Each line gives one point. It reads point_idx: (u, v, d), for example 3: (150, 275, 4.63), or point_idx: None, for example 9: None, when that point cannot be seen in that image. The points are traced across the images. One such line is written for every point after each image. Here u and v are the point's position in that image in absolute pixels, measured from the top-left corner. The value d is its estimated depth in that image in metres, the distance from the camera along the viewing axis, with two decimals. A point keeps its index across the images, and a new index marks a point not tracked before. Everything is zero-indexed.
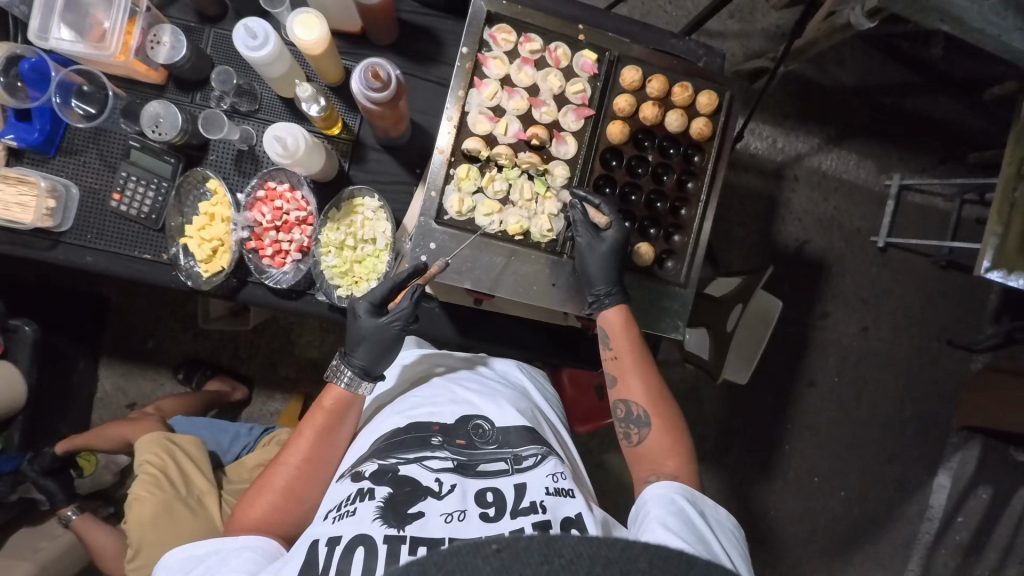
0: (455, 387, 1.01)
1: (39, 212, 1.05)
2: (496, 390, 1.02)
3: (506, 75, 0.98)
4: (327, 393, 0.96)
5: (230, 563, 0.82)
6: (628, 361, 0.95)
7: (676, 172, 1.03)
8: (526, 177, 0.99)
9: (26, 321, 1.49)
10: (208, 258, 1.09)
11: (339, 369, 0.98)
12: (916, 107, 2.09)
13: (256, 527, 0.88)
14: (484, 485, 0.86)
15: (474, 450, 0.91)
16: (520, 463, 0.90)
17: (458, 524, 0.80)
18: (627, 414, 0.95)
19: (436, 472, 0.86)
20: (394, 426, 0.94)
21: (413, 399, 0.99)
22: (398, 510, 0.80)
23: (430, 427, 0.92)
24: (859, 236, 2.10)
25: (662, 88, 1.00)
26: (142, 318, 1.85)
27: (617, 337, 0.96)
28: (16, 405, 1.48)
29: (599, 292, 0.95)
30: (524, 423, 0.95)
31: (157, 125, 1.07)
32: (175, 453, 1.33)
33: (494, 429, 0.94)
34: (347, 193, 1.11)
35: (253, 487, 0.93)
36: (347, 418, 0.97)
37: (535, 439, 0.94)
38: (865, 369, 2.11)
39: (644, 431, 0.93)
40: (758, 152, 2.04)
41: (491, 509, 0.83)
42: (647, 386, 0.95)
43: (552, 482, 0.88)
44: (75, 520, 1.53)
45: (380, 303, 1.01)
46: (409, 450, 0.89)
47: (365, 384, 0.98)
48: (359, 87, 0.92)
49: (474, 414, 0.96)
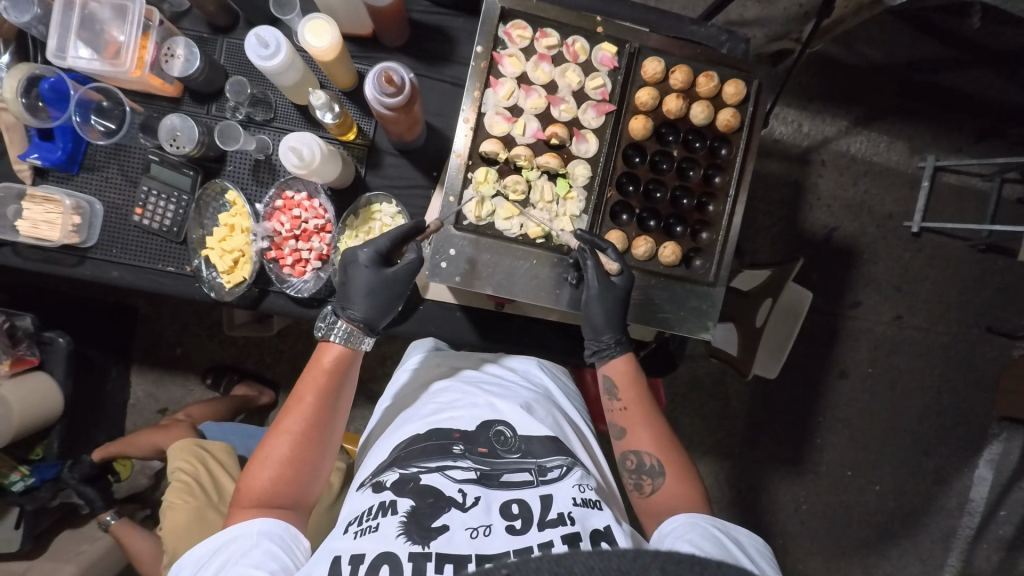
0: (474, 391, 1.00)
1: (65, 229, 1.08)
2: (516, 394, 1.01)
3: (523, 73, 0.95)
4: (326, 350, 0.93)
5: (247, 555, 0.79)
6: (637, 413, 0.93)
7: (702, 165, 0.98)
8: (546, 178, 0.96)
9: (59, 333, 1.53)
10: (230, 269, 1.10)
11: (334, 323, 0.94)
12: (950, 82, 1.99)
13: (263, 496, 0.85)
14: (510, 496, 0.84)
15: (497, 458, 0.89)
16: (545, 474, 0.87)
17: (484, 539, 0.78)
18: (639, 465, 0.90)
19: (459, 483, 0.84)
20: (414, 433, 0.93)
21: (433, 405, 0.98)
22: (422, 525, 0.78)
23: (451, 435, 0.91)
24: (891, 221, 2.01)
25: (685, 79, 0.95)
26: (170, 326, 1.89)
27: (626, 388, 0.94)
28: (54, 416, 1.53)
29: (606, 340, 0.95)
30: (546, 432, 0.94)
31: (175, 139, 1.07)
32: (204, 459, 1.36)
33: (516, 436, 0.92)
34: (364, 199, 1.11)
35: (254, 454, 0.89)
36: (348, 378, 0.94)
37: (559, 450, 0.92)
38: (899, 358, 2.03)
39: (658, 482, 0.88)
40: (782, 138, 1.98)
41: (518, 522, 0.80)
42: (656, 436, 0.91)
43: (579, 492, 0.85)
44: (114, 525, 1.58)
45: (381, 255, 0.94)
46: (431, 459, 0.88)
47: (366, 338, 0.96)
48: (372, 93, 0.89)
49: (496, 420, 0.94)
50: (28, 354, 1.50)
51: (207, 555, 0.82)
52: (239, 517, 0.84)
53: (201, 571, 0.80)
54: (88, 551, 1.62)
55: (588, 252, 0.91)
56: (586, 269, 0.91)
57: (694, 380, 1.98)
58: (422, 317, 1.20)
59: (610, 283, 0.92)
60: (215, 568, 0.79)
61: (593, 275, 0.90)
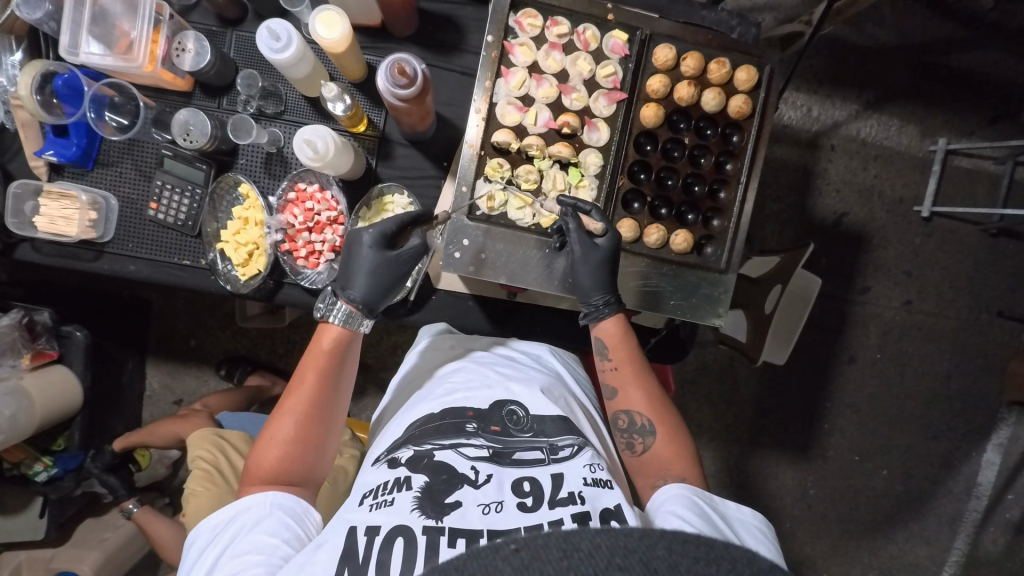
0: (487, 371, 1.01)
1: (82, 224, 1.09)
2: (529, 376, 1.02)
3: (534, 62, 0.94)
4: (324, 332, 0.94)
5: (263, 521, 0.81)
6: (628, 372, 0.91)
7: (713, 153, 0.97)
8: (558, 167, 0.95)
9: (76, 327, 1.56)
10: (245, 262, 1.12)
11: (334, 305, 0.96)
12: (964, 64, 1.96)
13: (271, 477, 0.87)
14: (520, 474, 0.85)
15: (509, 437, 0.90)
16: (556, 453, 0.88)
17: (495, 516, 0.79)
18: (629, 424, 0.90)
19: (472, 460, 0.86)
20: (428, 411, 0.94)
21: (446, 385, 0.99)
22: (435, 500, 0.80)
23: (465, 413, 0.92)
24: (901, 206, 2.00)
25: (697, 66, 0.94)
26: (185, 319, 1.93)
27: (616, 348, 0.91)
28: (75, 408, 1.57)
29: (596, 301, 0.91)
30: (557, 412, 0.95)
31: (188, 133, 1.08)
32: (223, 447, 1.39)
33: (529, 416, 0.93)
34: (376, 190, 1.11)
35: (258, 437, 0.90)
36: (350, 357, 0.95)
37: (570, 429, 0.93)
38: (908, 343, 2.03)
39: (649, 441, 0.89)
40: (791, 123, 1.96)
41: (529, 499, 0.82)
42: (649, 396, 0.90)
43: (590, 472, 0.86)
44: (137, 513, 1.62)
45: (386, 235, 0.99)
46: (444, 436, 0.89)
47: (364, 320, 0.97)
48: (384, 84, 0.88)
49: (509, 400, 0.95)
50: (49, 347, 1.53)
51: (222, 522, 0.84)
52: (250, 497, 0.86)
53: (217, 536, 0.82)
54: (111, 538, 1.69)
55: (570, 213, 0.91)
56: (569, 232, 0.91)
57: (702, 367, 1.98)
58: (435, 306, 1.21)
59: (593, 244, 0.90)
60: (231, 531, 0.81)
61: (575, 236, 0.90)
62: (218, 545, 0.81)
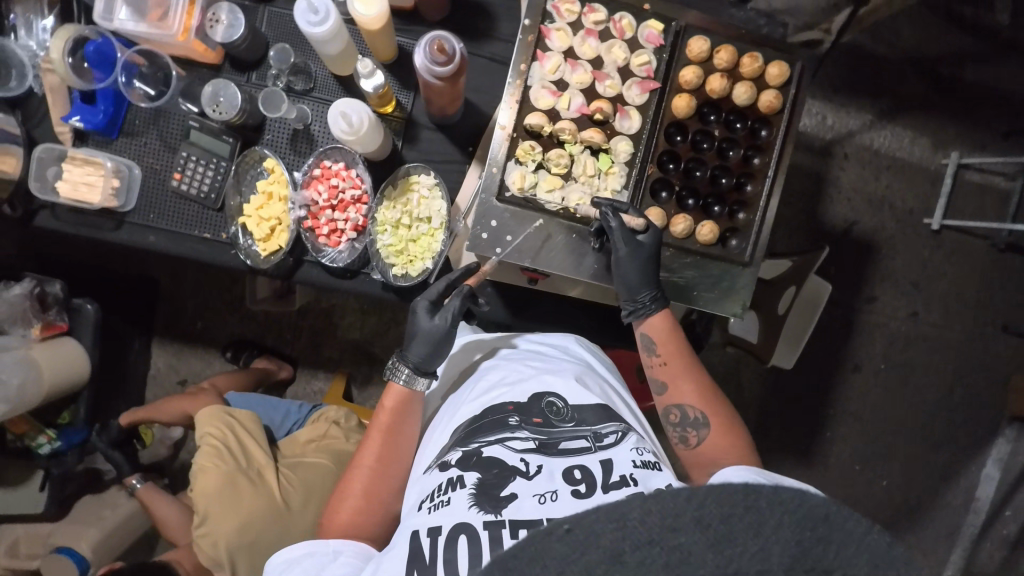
0: (521, 366, 1.02)
1: (105, 192, 1.09)
2: (563, 366, 1.01)
3: (569, 48, 0.94)
4: (388, 393, 1.01)
5: (328, 567, 0.86)
6: (677, 365, 0.92)
7: (742, 147, 0.98)
8: (588, 153, 0.96)
9: (88, 301, 1.55)
10: (266, 238, 1.12)
11: (395, 371, 1.02)
12: (978, 79, 1.98)
13: (348, 529, 0.92)
14: (570, 462, 0.85)
15: (552, 427, 0.90)
16: (601, 440, 0.88)
17: (552, 504, 0.79)
18: (682, 419, 0.89)
19: (520, 452, 0.86)
20: (471, 414, 0.95)
21: (483, 384, 1.00)
22: (491, 495, 0.81)
23: (505, 408, 0.93)
24: (911, 217, 2.01)
25: (730, 59, 0.94)
26: (193, 299, 1.93)
27: (665, 343, 0.93)
28: (82, 382, 1.56)
29: (643, 297, 0.93)
30: (596, 400, 0.94)
31: (217, 105, 1.08)
32: (232, 426, 1.39)
33: (568, 406, 0.93)
34: (403, 171, 1.12)
35: (336, 491, 0.97)
36: (411, 415, 1.01)
37: (611, 416, 0.92)
38: (913, 354, 2.04)
39: (703, 434, 0.88)
40: (806, 130, 1.97)
41: (581, 486, 0.82)
42: (700, 388, 0.90)
43: (638, 454, 0.87)
44: (140, 490, 1.60)
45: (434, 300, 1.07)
46: (490, 433, 0.90)
47: (423, 381, 1.02)
48: (422, 61, 0.89)
49: (547, 392, 0.95)
50: (58, 319, 1.51)
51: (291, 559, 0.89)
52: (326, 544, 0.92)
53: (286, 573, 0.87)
54: (110, 515, 1.66)
55: (610, 213, 0.90)
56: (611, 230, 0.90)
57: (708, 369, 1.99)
58: None
59: (637, 242, 0.91)
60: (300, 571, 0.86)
61: (617, 234, 0.89)
62: None
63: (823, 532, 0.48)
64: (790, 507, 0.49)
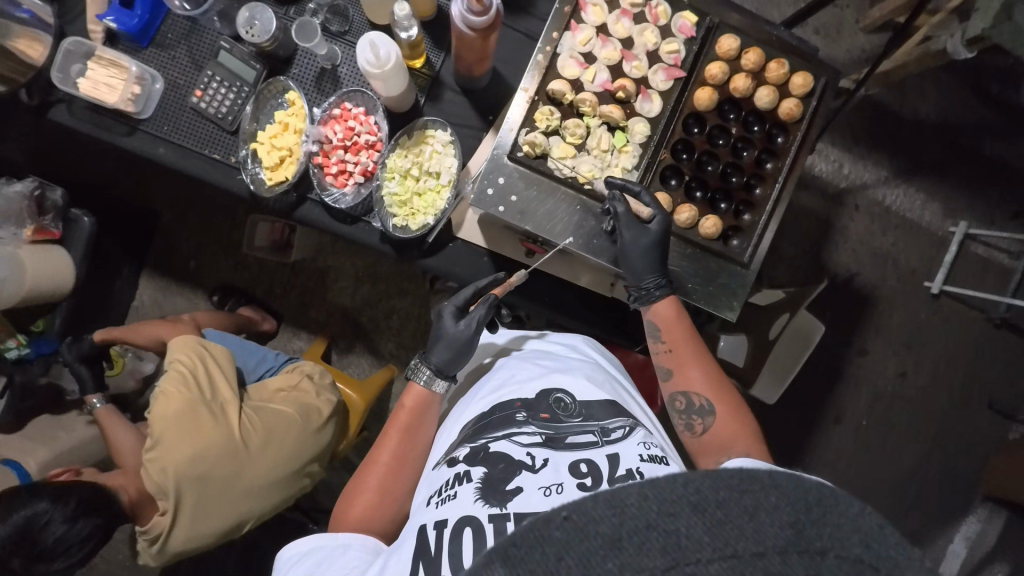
0: (533, 364, 1.02)
1: (124, 95, 1.09)
2: (573, 366, 1.01)
3: (603, 24, 0.96)
4: (408, 393, 1.02)
5: (338, 559, 0.86)
6: (683, 351, 0.90)
7: (756, 149, 0.99)
8: (605, 128, 0.97)
9: (85, 213, 1.55)
10: (274, 167, 1.12)
11: (416, 371, 1.03)
12: (994, 153, 2.02)
13: (359, 524, 0.92)
14: (576, 457, 0.83)
15: (559, 423, 0.88)
16: (608, 435, 0.86)
17: (558, 496, 0.76)
18: (688, 406, 0.87)
19: (527, 447, 0.85)
20: (479, 411, 0.95)
21: (493, 384, 1.01)
22: (496, 488, 0.79)
23: (514, 404, 0.93)
24: (913, 278, 2.02)
25: (757, 61, 0.96)
26: (189, 237, 1.92)
27: (669, 330, 0.92)
28: (62, 294, 1.54)
29: (648, 284, 0.93)
30: (605, 396, 0.94)
31: (250, 27, 1.07)
32: (204, 358, 1.36)
33: (576, 402, 0.92)
34: (420, 123, 1.13)
35: (348, 487, 0.97)
36: (430, 415, 1.01)
37: (619, 412, 0.91)
38: (896, 415, 2.02)
39: (708, 420, 0.84)
40: (821, 174, 1.99)
41: (587, 479, 0.79)
42: (708, 376, 0.88)
43: (645, 448, 0.85)
44: (99, 410, 1.54)
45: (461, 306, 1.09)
46: (498, 429, 0.89)
47: (440, 383, 1.02)
48: (459, 8, 0.90)
49: (554, 389, 0.94)
50: (52, 225, 1.51)
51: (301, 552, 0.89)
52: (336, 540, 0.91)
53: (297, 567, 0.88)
54: (65, 439, 1.62)
55: (617, 197, 0.91)
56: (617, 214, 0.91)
57: None
58: (450, 255, 1.19)
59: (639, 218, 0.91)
60: (311, 565, 0.87)
61: (624, 214, 0.90)
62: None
63: (818, 516, 0.43)
64: (788, 491, 0.43)
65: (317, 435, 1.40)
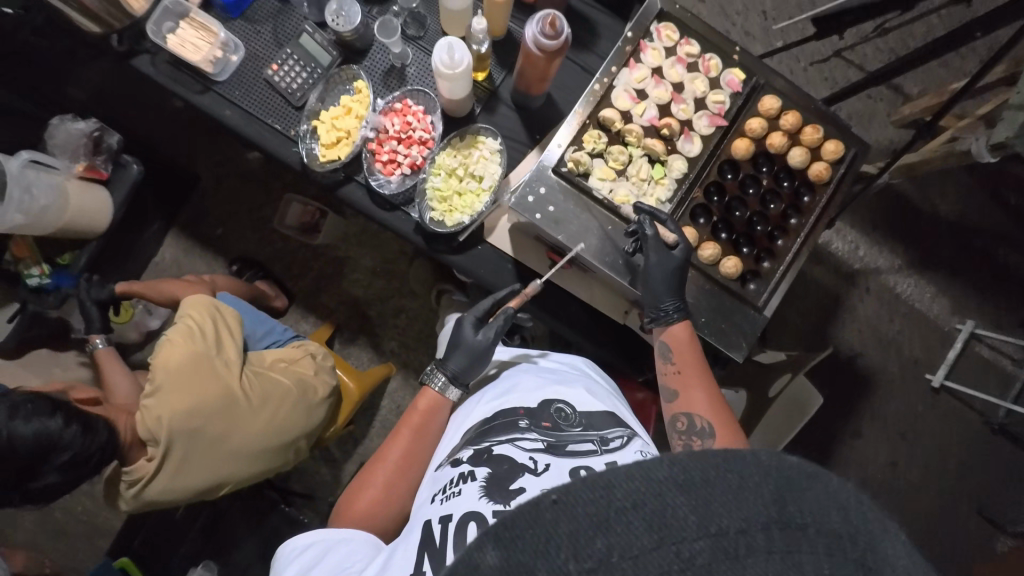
0: (529, 377, 1.02)
1: (206, 57, 1.18)
2: (571, 380, 1.02)
3: (658, 67, 1.04)
4: (422, 395, 1.05)
5: (339, 549, 0.87)
6: (692, 374, 0.92)
7: (783, 202, 1.05)
8: (646, 159, 1.03)
9: (134, 161, 1.62)
10: (330, 145, 1.19)
11: (431, 375, 1.07)
12: (1005, 261, 2.08)
13: (362, 518, 0.95)
14: (577, 462, 0.82)
15: (561, 431, 0.89)
16: (608, 444, 0.87)
17: None
18: (689, 425, 0.87)
19: (529, 451, 0.84)
20: (483, 416, 0.97)
21: (494, 392, 1.02)
22: (501, 486, 0.79)
23: (515, 412, 0.94)
24: (914, 368, 2.04)
25: (795, 123, 1.02)
26: (223, 205, 1.98)
27: (679, 351, 0.95)
28: (95, 233, 1.59)
29: (666, 307, 0.97)
30: (603, 409, 0.95)
31: (337, 17, 1.17)
32: (214, 316, 1.38)
33: (576, 413, 0.93)
34: (474, 128, 1.20)
35: (355, 481, 1.00)
36: (442, 418, 1.04)
37: (617, 423, 0.92)
38: (882, 504, 2.00)
39: (708, 442, 0.85)
40: (837, 251, 2.05)
41: None
42: (710, 398, 0.89)
43: (645, 459, 0.85)
44: (99, 351, 1.56)
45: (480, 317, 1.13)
46: (501, 433, 0.90)
47: (454, 390, 1.06)
48: (533, 30, 0.99)
49: (556, 399, 0.95)
50: (102, 166, 1.57)
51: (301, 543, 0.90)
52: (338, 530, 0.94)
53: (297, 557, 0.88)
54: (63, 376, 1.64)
55: (647, 218, 0.97)
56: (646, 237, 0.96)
57: None
58: (476, 257, 1.24)
59: (667, 254, 0.96)
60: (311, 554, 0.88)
61: (652, 240, 0.95)
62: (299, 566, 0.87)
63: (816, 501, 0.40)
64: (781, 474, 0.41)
65: (311, 411, 1.42)
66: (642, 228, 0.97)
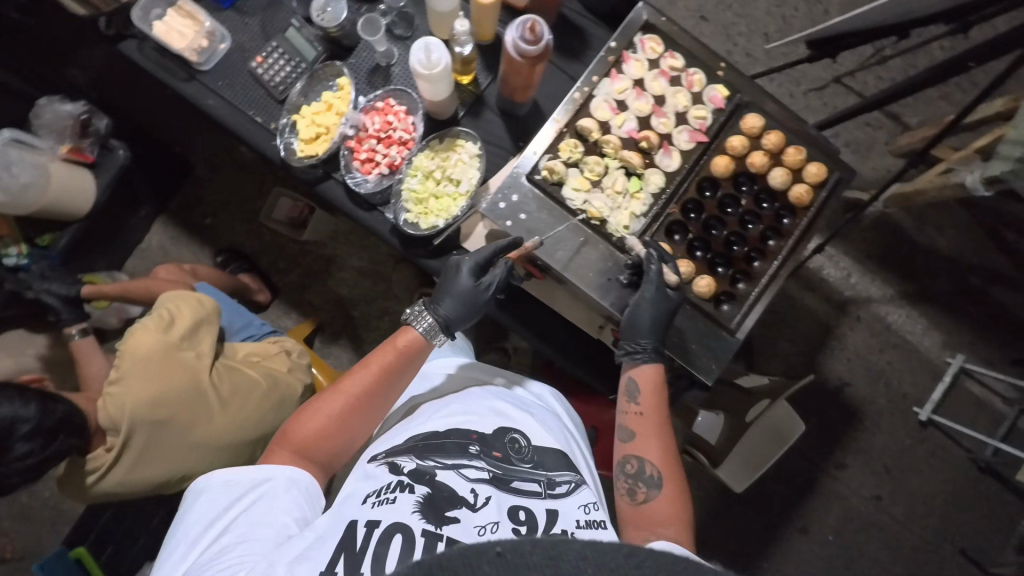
0: (489, 399, 0.99)
1: (191, 45, 1.18)
2: (530, 411, 1.00)
3: (641, 78, 1.02)
4: (402, 333, 0.99)
5: (277, 496, 0.86)
6: (652, 421, 0.92)
7: (763, 224, 1.02)
8: (623, 172, 1.01)
9: (122, 146, 1.62)
10: (309, 141, 1.17)
11: (421, 315, 1.01)
12: (1005, 298, 2.01)
13: (305, 449, 0.91)
14: (518, 502, 0.82)
15: (509, 465, 0.88)
16: (553, 488, 0.86)
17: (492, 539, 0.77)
18: (637, 471, 0.89)
19: (472, 483, 0.83)
20: (432, 428, 0.93)
21: (451, 407, 0.98)
22: (437, 509, 0.79)
23: (469, 435, 0.91)
24: (903, 402, 1.99)
25: (778, 143, 1.00)
26: (213, 196, 1.97)
27: (648, 397, 0.93)
28: (76, 216, 1.59)
29: (643, 345, 0.94)
30: (557, 447, 0.93)
31: (323, 12, 1.17)
32: (194, 312, 1.34)
33: (530, 447, 0.91)
34: (454, 131, 1.19)
35: (306, 407, 0.95)
36: (414, 364, 1.00)
37: (568, 466, 0.91)
38: (863, 539, 1.96)
39: (652, 493, 0.86)
40: (829, 278, 2.03)
41: (523, 528, 0.79)
42: (664, 451, 0.90)
43: (585, 513, 0.84)
44: (77, 342, 1.51)
45: (479, 265, 1.02)
46: (448, 455, 0.87)
47: (440, 336, 1.01)
48: (514, 34, 0.97)
49: (512, 428, 0.94)
50: (89, 150, 1.57)
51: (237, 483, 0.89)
52: (277, 459, 0.91)
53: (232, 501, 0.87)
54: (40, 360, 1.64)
55: (655, 258, 0.94)
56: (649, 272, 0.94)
57: None
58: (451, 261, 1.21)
59: (666, 296, 0.94)
60: (246, 500, 0.86)
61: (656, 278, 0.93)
62: (232, 510, 0.86)
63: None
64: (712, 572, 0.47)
65: (278, 409, 1.38)
66: (646, 262, 0.94)
